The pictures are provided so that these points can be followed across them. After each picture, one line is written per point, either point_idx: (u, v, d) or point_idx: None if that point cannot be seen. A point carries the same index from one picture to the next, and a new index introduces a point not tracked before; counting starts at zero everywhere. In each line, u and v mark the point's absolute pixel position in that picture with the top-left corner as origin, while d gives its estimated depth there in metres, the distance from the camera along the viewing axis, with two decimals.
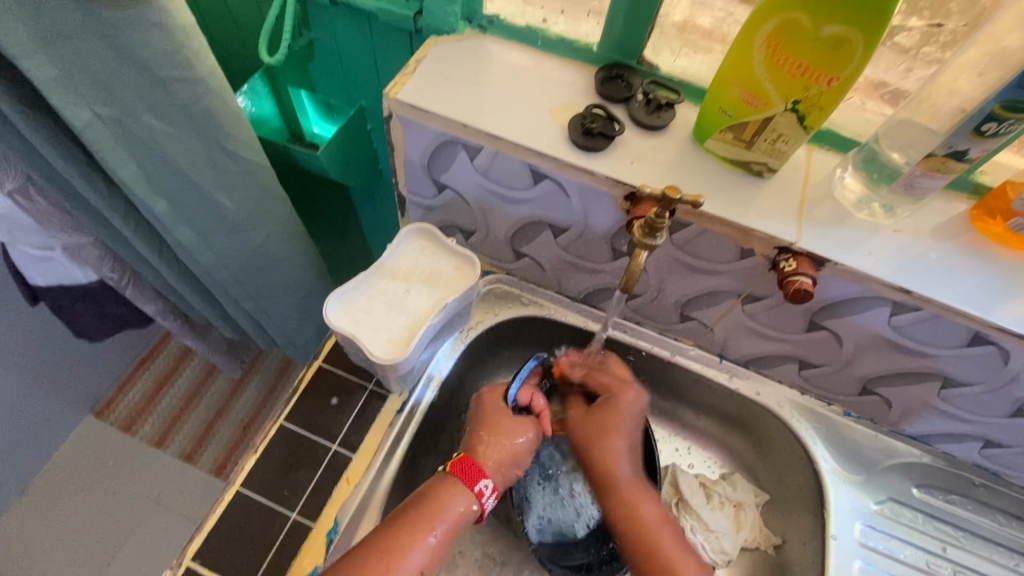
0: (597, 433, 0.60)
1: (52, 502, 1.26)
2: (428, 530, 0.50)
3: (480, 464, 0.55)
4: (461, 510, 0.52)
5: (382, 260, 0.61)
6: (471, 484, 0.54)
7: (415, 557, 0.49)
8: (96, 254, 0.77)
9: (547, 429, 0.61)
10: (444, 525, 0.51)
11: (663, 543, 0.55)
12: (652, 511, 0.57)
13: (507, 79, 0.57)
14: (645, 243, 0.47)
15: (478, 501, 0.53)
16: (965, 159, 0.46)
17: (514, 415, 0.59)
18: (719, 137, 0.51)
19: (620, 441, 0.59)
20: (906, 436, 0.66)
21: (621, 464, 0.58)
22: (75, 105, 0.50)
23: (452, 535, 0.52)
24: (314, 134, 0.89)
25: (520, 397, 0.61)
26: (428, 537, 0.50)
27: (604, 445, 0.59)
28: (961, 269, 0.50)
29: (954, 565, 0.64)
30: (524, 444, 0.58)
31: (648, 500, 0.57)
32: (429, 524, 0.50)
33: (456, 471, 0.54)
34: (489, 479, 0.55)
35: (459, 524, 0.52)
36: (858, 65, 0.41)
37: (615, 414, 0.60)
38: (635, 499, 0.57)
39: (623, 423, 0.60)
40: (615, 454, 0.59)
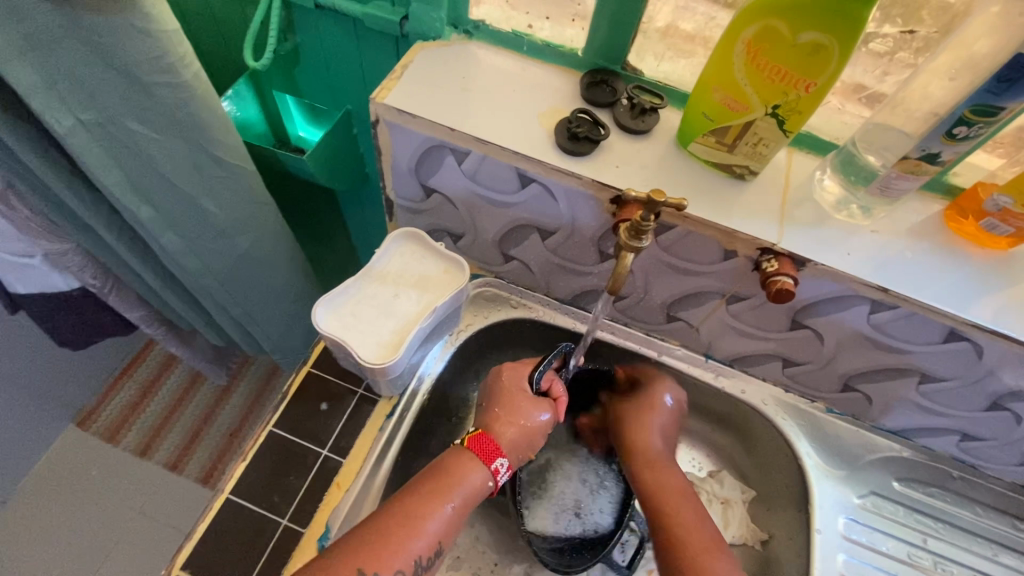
0: (641, 408, 0.64)
1: (33, 514, 1.23)
2: (446, 500, 0.51)
3: (497, 443, 0.55)
4: (477, 483, 0.53)
5: (371, 264, 0.61)
6: (489, 461, 0.54)
7: (432, 526, 0.49)
8: (79, 261, 0.76)
9: (563, 411, 0.60)
10: (462, 498, 0.52)
11: (679, 505, 0.58)
12: (675, 482, 0.60)
13: (493, 84, 0.58)
14: (630, 245, 0.47)
15: (493, 478, 0.54)
16: (938, 162, 0.47)
17: (534, 397, 0.58)
18: (702, 141, 0.52)
19: (653, 417, 0.64)
20: (886, 430, 0.68)
21: (652, 437, 0.63)
22: (57, 111, 0.51)
23: (467, 507, 0.52)
24: (299, 138, 0.89)
25: (542, 383, 0.59)
26: (446, 506, 0.50)
27: (638, 422, 0.63)
28: (936, 268, 0.52)
29: (935, 556, 0.66)
30: (542, 422, 0.58)
31: (670, 471, 0.61)
32: (446, 494, 0.51)
33: (479, 452, 0.54)
34: (504, 458, 0.55)
35: (476, 497, 0.53)
36: (834, 70, 0.42)
37: (653, 394, 0.65)
38: (658, 467, 0.61)
39: (660, 402, 0.65)
40: (648, 428, 0.63)
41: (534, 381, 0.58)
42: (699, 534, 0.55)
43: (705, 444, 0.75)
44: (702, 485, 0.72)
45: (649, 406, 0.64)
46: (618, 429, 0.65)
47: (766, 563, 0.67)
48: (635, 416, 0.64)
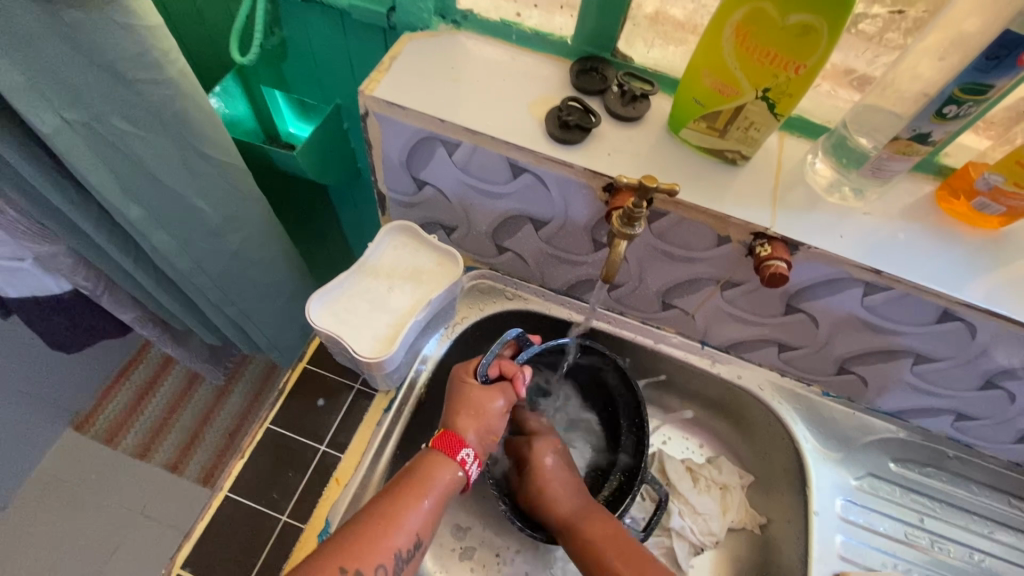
0: (543, 475, 0.64)
1: (34, 518, 1.23)
2: (421, 496, 0.52)
3: (460, 436, 0.56)
4: (448, 480, 0.54)
5: (364, 259, 0.61)
6: (453, 453, 0.55)
7: (412, 520, 0.50)
8: (69, 264, 0.75)
9: (521, 392, 0.60)
10: (435, 498, 0.52)
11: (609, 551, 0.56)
12: (601, 526, 0.58)
13: (483, 74, 0.57)
14: (624, 232, 0.47)
15: (462, 468, 0.55)
16: (929, 141, 0.47)
17: (484, 386, 0.59)
18: (693, 127, 0.52)
19: (565, 490, 0.62)
20: (882, 412, 0.68)
21: (563, 498, 0.61)
22: (41, 110, 0.49)
23: (441, 504, 0.53)
24: (290, 134, 0.88)
25: (490, 371, 0.60)
26: (422, 501, 0.51)
27: (551, 485, 0.63)
28: (928, 248, 0.52)
29: (932, 535, 0.66)
30: (500, 409, 0.59)
31: (605, 519, 0.59)
32: (421, 491, 0.52)
33: (445, 450, 0.55)
34: (470, 448, 0.56)
35: (448, 493, 0.54)
36: (824, 52, 0.42)
37: (540, 461, 0.65)
38: (582, 521, 0.59)
39: (550, 471, 0.64)
40: (557, 495, 0.62)
41: (479, 373, 0.59)
42: None
43: (704, 430, 0.76)
44: (701, 471, 0.71)
45: (541, 477, 0.63)
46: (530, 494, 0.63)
47: (766, 545, 0.68)
48: (539, 490, 0.62)
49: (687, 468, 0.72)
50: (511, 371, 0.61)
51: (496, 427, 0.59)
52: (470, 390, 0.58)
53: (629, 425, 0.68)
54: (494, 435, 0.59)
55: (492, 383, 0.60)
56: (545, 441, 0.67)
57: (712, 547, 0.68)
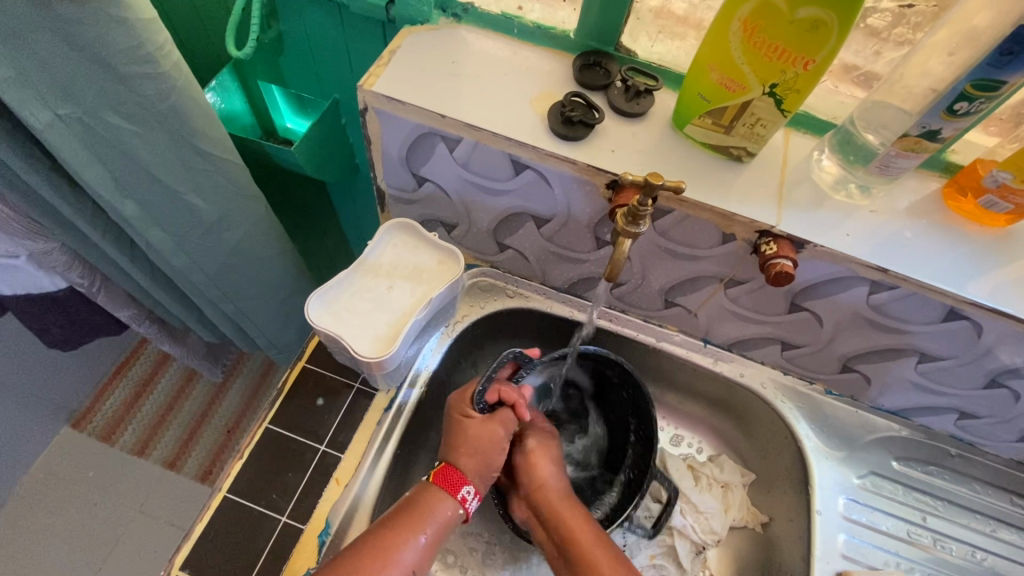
0: (535, 467, 0.61)
1: (31, 517, 1.22)
2: (417, 531, 0.51)
3: (462, 473, 0.55)
4: (446, 515, 0.53)
5: (363, 257, 0.60)
6: (453, 491, 0.54)
7: (407, 552, 0.50)
8: (64, 261, 0.74)
9: (522, 417, 0.59)
10: (432, 532, 0.52)
11: (597, 552, 0.55)
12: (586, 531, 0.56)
13: (483, 68, 0.56)
14: (628, 231, 0.46)
15: (462, 506, 0.54)
16: (939, 139, 0.46)
17: (482, 419, 0.57)
18: (698, 123, 0.51)
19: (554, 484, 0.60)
20: (884, 410, 0.68)
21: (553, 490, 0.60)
22: (34, 106, 0.48)
23: (439, 538, 0.53)
24: (287, 130, 0.87)
25: (487, 397, 0.59)
26: (418, 537, 0.51)
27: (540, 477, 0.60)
28: (936, 247, 0.51)
29: (934, 533, 0.66)
30: (501, 440, 0.58)
31: (584, 523, 0.57)
32: (418, 525, 0.52)
33: (444, 484, 0.54)
34: (471, 485, 0.55)
35: (446, 527, 0.53)
36: (833, 47, 0.41)
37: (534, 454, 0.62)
38: (568, 517, 0.57)
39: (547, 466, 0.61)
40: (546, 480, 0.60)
41: (476, 401, 0.58)
42: None
43: (705, 428, 0.76)
44: (702, 470, 0.71)
45: (532, 468, 0.61)
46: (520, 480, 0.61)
47: (767, 545, 0.67)
48: (526, 473, 0.61)
49: (688, 466, 0.72)
50: (511, 398, 0.59)
51: (496, 462, 0.58)
52: (468, 426, 0.57)
53: (636, 428, 0.67)
54: (495, 468, 0.58)
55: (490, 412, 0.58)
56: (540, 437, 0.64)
57: (713, 546, 0.68)
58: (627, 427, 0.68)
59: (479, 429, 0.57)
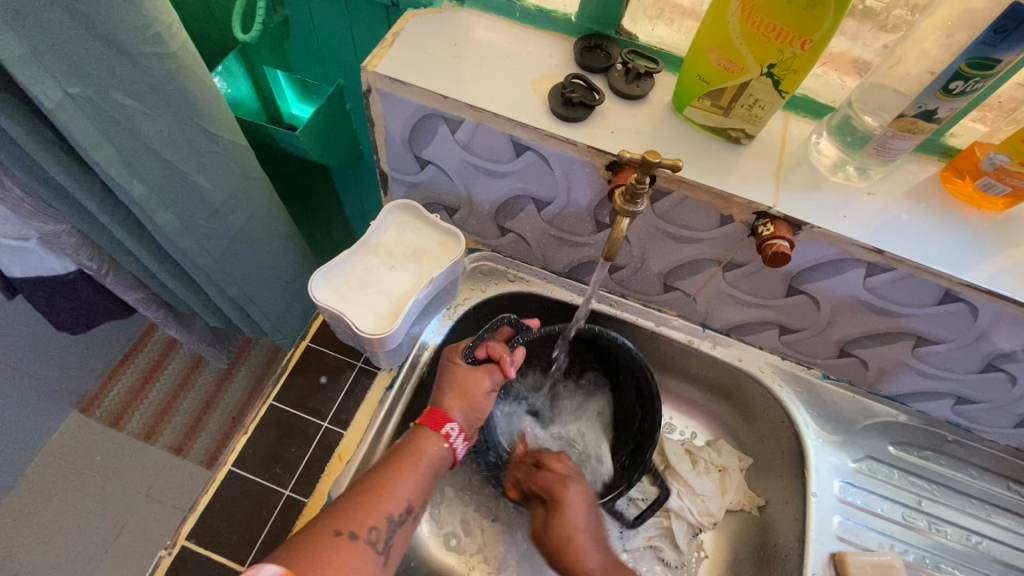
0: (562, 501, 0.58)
1: (41, 499, 1.25)
2: (410, 465, 0.53)
3: (446, 411, 0.56)
4: (436, 453, 0.54)
5: (366, 237, 0.61)
6: (437, 427, 0.55)
7: (404, 487, 0.52)
8: (74, 243, 0.75)
9: (510, 373, 0.59)
10: (425, 468, 0.54)
11: None
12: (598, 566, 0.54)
13: (486, 51, 0.57)
14: (626, 210, 0.47)
15: (447, 441, 0.55)
16: (935, 119, 0.46)
17: (469, 368, 0.58)
18: (697, 105, 0.52)
19: (575, 515, 0.57)
20: (882, 396, 0.68)
21: (577, 522, 0.56)
22: (45, 84, 0.49)
23: (431, 475, 0.54)
24: (292, 116, 0.88)
25: (477, 351, 0.59)
26: (411, 471, 0.53)
27: (560, 510, 0.57)
28: (932, 229, 0.52)
29: (930, 518, 0.66)
30: (489, 389, 0.59)
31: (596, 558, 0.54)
32: (410, 462, 0.53)
33: (430, 422, 0.56)
34: (455, 422, 0.56)
35: (437, 467, 0.55)
36: (830, 26, 0.42)
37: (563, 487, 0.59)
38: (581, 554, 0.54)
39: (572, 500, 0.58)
40: (581, 546, 0.55)
41: (464, 354, 0.59)
42: None
43: (703, 413, 0.77)
44: (700, 454, 0.72)
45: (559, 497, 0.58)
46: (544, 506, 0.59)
47: (762, 527, 0.68)
48: (555, 506, 0.58)
49: (686, 450, 0.73)
50: (498, 354, 0.59)
51: (482, 408, 0.59)
52: (455, 371, 0.58)
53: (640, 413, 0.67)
54: (481, 414, 0.59)
55: (480, 364, 0.59)
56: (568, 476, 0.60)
57: (709, 529, 0.69)
58: (631, 410, 0.69)
59: (465, 374, 0.58)
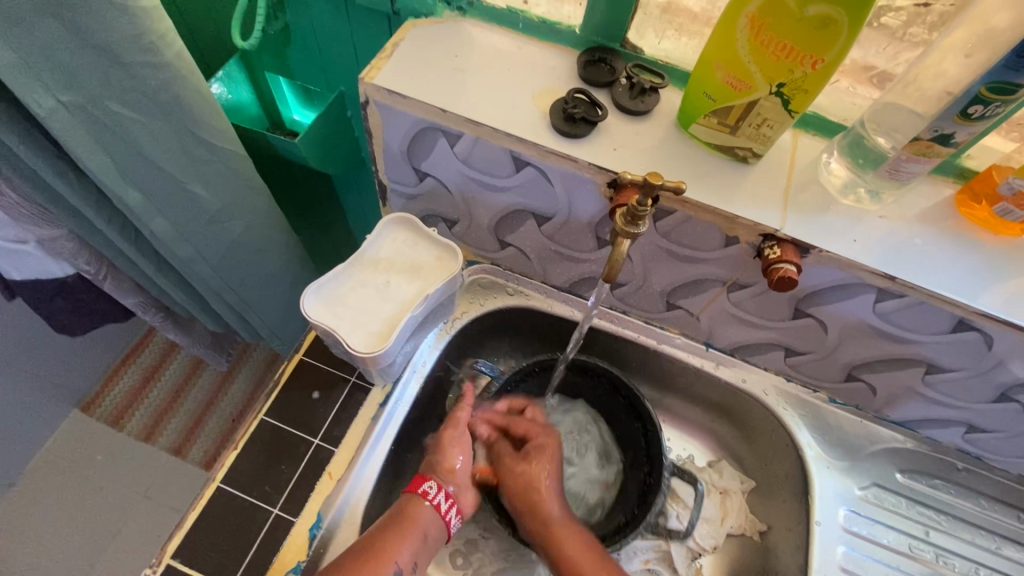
0: (523, 471, 0.58)
1: (39, 499, 1.25)
2: (405, 532, 0.53)
3: (421, 473, 0.57)
4: (422, 517, 0.54)
5: (362, 251, 0.59)
6: (415, 488, 0.56)
7: (397, 551, 0.51)
8: (72, 247, 0.75)
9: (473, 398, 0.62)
10: (418, 535, 0.53)
11: (568, 536, 0.55)
12: (557, 512, 0.56)
13: (488, 63, 0.56)
14: (627, 231, 0.45)
15: (427, 500, 0.55)
16: (952, 143, 0.45)
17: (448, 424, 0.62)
18: (703, 123, 0.50)
19: (530, 465, 0.59)
20: (891, 422, 0.66)
21: (548, 498, 0.57)
22: (37, 92, 0.48)
23: (425, 541, 0.54)
24: (294, 122, 0.87)
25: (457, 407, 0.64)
26: (406, 540, 0.52)
27: (524, 466, 0.59)
28: (945, 254, 0.50)
29: (937, 548, 0.65)
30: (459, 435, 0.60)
31: (559, 518, 0.56)
32: (403, 530, 0.53)
33: (412, 489, 0.56)
34: (431, 480, 0.56)
35: (429, 532, 0.54)
36: (843, 46, 0.40)
37: (526, 462, 0.59)
38: (542, 501, 0.57)
39: (544, 473, 0.58)
40: (545, 497, 0.57)
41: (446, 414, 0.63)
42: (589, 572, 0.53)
43: (704, 433, 0.75)
44: (702, 475, 0.71)
45: (526, 477, 0.58)
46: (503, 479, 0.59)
47: (764, 553, 0.66)
48: (520, 473, 0.58)
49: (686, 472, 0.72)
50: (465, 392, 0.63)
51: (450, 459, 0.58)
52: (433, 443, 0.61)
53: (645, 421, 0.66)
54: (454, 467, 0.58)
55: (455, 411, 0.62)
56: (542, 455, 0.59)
57: (709, 553, 0.67)
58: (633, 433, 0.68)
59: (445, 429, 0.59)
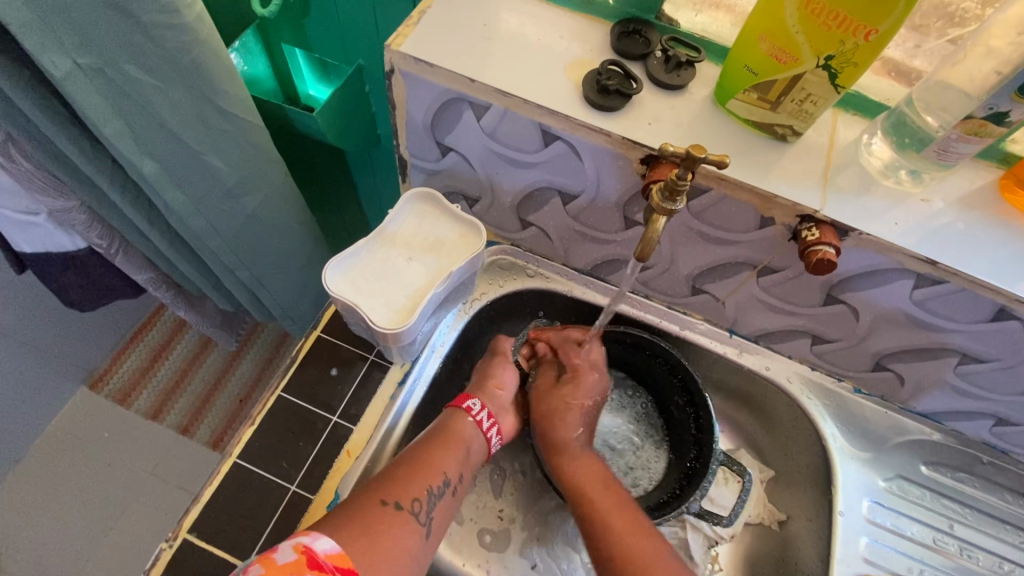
0: (564, 389, 0.60)
1: (48, 474, 1.25)
2: (450, 446, 0.53)
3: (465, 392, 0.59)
4: (463, 427, 0.55)
5: (383, 226, 0.58)
6: (459, 404, 0.57)
7: (443, 463, 0.51)
8: (84, 219, 0.73)
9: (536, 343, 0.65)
10: (462, 447, 0.54)
11: (593, 483, 0.54)
12: (580, 443, 0.57)
13: (517, 33, 0.54)
14: (664, 208, 0.44)
15: (471, 415, 0.56)
16: (1006, 122, 0.43)
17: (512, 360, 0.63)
18: (742, 98, 0.48)
19: (574, 394, 0.59)
20: (917, 413, 0.64)
21: (575, 430, 0.58)
22: (53, 52, 0.47)
23: (468, 452, 0.54)
24: (310, 96, 0.85)
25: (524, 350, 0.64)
26: (450, 451, 0.53)
27: (561, 397, 0.59)
28: (988, 240, 0.48)
29: (961, 542, 0.65)
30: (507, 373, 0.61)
31: (590, 459, 0.56)
32: (448, 443, 0.53)
33: (454, 406, 0.57)
34: (475, 398, 0.58)
35: (472, 445, 0.55)
36: (900, 14, 0.38)
37: (572, 390, 0.60)
38: (564, 422, 0.58)
39: (580, 402, 0.59)
40: (569, 421, 0.58)
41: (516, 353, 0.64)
42: (610, 517, 0.52)
43: (724, 422, 0.73)
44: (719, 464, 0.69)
45: (564, 404, 0.59)
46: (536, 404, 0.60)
47: (782, 543, 0.65)
48: (553, 397, 0.59)
49: None
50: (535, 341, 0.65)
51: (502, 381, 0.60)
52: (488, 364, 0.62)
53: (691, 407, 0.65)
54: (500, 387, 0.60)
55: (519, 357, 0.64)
56: (586, 375, 0.61)
57: (726, 542, 0.66)
58: (683, 420, 0.67)
59: (494, 359, 0.62)
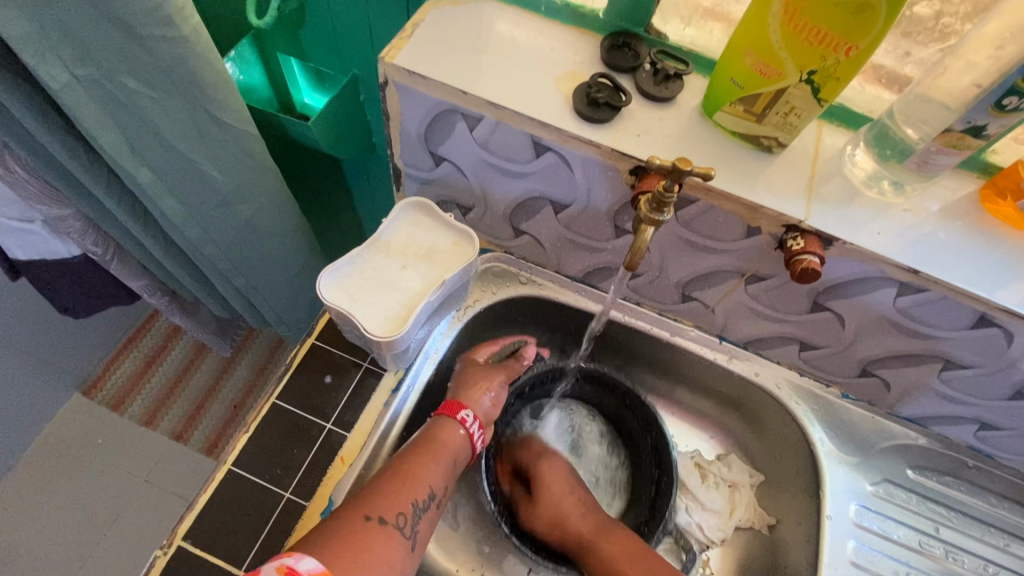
0: (545, 491, 0.61)
1: (40, 481, 1.24)
2: (435, 458, 0.53)
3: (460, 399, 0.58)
4: (453, 439, 0.55)
5: (377, 235, 0.59)
6: (453, 413, 0.57)
7: (427, 473, 0.52)
8: (79, 227, 0.74)
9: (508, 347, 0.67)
10: (448, 459, 0.54)
11: (617, 554, 0.56)
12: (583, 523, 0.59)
13: (509, 45, 0.55)
14: (652, 218, 0.45)
15: (463, 426, 0.56)
16: (983, 135, 0.44)
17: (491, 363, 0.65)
18: (729, 110, 0.49)
19: (553, 486, 0.61)
20: (902, 418, 0.66)
21: (573, 518, 0.59)
22: (51, 64, 0.48)
23: (454, 463, 0.55)
24: (305, 105, 0.86)
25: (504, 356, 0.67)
26: (435, 462, 0.53)
27: (543, 496, 0.60)
28: (969, 249, 0.49)
29: (946, 545, 0.65)
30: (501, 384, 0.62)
31: (604, 530, 0.58)
32: (434, 454, 0.53)
33: (447, 413, 0.57)
34: (469, 408, 0.58)
35: (458, 457, 0.55)
36: (879, 31, 0.39)
37: (548, 488, 0.61)
38: (562, 520, 0.59)
39: (558, 493, 0.60)
40: (567, 515, 0.59)
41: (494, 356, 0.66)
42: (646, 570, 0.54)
43: (714, 426, 0.74)
44: (709, 468, 0.70)
45: (546, 500, 0.60)
46: (532, 527, 0.61)
47: (772, 547, 0.66)
48: (539, 507, 0.60)
49: (694, 464, 0.71)
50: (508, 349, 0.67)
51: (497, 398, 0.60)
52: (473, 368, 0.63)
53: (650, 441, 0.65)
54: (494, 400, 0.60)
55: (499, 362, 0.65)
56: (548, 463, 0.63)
57: (717, 545, 0.67)
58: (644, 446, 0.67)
59: (472, 366, 0.63)
